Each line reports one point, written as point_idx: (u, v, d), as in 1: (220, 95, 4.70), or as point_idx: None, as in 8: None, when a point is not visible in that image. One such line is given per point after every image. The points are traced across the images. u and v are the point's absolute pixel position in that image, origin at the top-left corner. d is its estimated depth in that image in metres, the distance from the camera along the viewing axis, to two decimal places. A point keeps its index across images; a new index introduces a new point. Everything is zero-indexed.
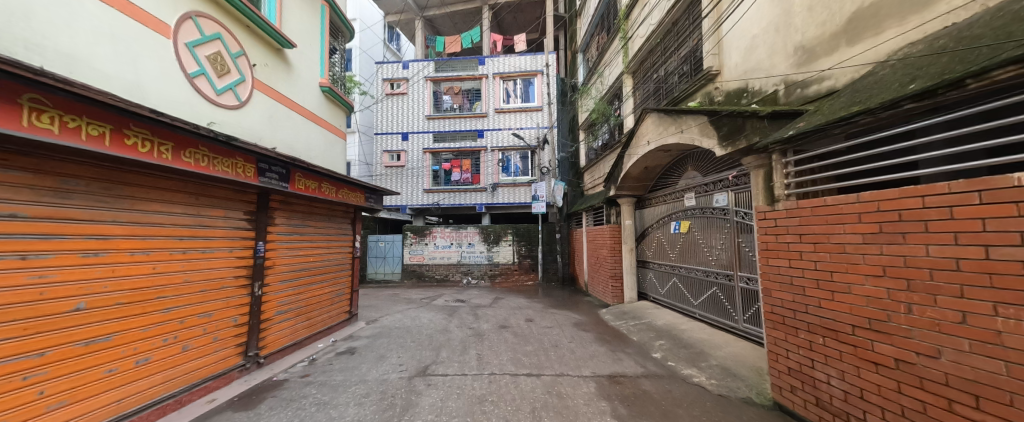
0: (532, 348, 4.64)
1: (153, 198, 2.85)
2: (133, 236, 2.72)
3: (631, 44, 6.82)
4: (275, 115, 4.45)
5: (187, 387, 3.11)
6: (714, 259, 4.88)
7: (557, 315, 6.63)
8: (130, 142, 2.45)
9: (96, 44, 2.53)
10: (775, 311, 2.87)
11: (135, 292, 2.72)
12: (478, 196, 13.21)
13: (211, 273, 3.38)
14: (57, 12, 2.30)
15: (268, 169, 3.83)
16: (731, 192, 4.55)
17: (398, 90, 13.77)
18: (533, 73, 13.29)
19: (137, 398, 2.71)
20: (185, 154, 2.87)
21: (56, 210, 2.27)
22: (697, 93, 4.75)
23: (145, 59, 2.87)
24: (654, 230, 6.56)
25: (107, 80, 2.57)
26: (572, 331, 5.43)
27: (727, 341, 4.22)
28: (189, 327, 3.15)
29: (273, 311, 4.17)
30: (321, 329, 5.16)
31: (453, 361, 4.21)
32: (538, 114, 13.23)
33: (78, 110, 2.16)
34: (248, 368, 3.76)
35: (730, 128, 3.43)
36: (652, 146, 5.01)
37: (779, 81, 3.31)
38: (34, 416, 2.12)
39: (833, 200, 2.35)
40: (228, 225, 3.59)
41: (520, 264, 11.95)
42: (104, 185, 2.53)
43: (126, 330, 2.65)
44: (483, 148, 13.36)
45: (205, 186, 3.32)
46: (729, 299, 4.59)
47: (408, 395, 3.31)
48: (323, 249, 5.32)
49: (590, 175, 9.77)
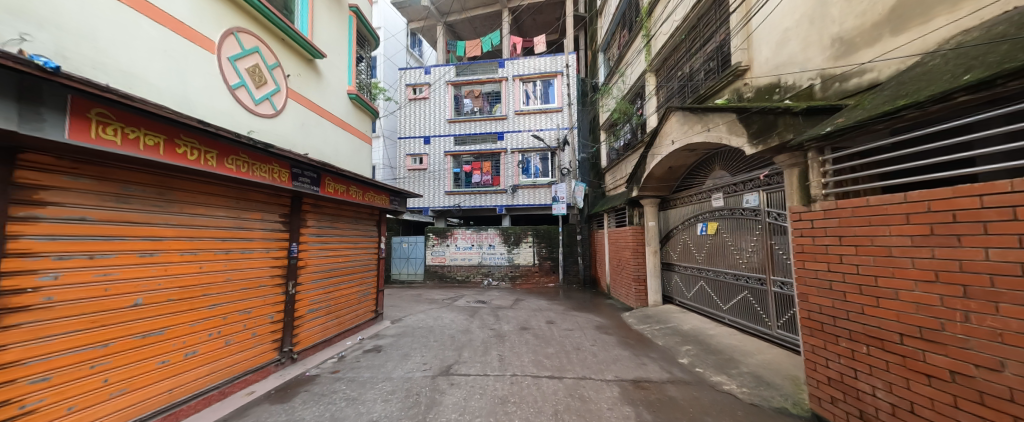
0: (554, 350, 4.62)
1: (199, 202, 3.06)
2: (182, 237, 2.92)
3: (653, 42, 6.69)
4: (307, 122, 4.68)
5: (229, 380, 3.32)
6: (745, 262, 4.68)
7: (578, 318, 6.56)
8: (181, 150, 2.65)
9: (151, 61, 2.76)
10: (812, 317, 2.72)
11: (184, 289, 2.93)
12: (499, 198, 13.31)
13: (249, 272, 3.59)
14: (118, 34, 2.54)
15: (302, 174, 4.03)
16: (762, 192, 4.36)
17: (420, 95, 14.12)
18: (553, 74, 13.26)
19: (186, 388, 2.92)
20: (227, 161, 3.06)
21: (118, 214, 2.49)
22: (724, 90, 4.58)
23: (193, 74, 3.10)
24: (680, 231, 6.38)
25: (160, 94, 2.79)
26: (594, 334, 5.35)
27: (760, 348, 4.03)
28: (231, 323, 3.37)
29: (305, 309, 4.38)
30: (349, 327, 5.36)
31: (475, 361, 4.26)
32: (558, 115, 13.17)
33: (137, 122, 2.36)
34: (282, 362, 3.97)
35: (761, 126, 3.31)
36: (676, 146, 4.89)
37: (814, 75, 3.14)
38: (99, 402, 2.34)
39: (876, 200, 2.21)
40: (265, 227, 3.81)
41: (541, 266, 11.92)
42: (157, 191, 2.74)
43: (176, 325, 2.86)
44: (503, 150, 13.46)
45: (244, 190, 3.54)
46: (761, 304, 4.39)
47: (432, 393, 3.38)
48: (350, 250, 5.53)
49: (612, 175, 9.62)
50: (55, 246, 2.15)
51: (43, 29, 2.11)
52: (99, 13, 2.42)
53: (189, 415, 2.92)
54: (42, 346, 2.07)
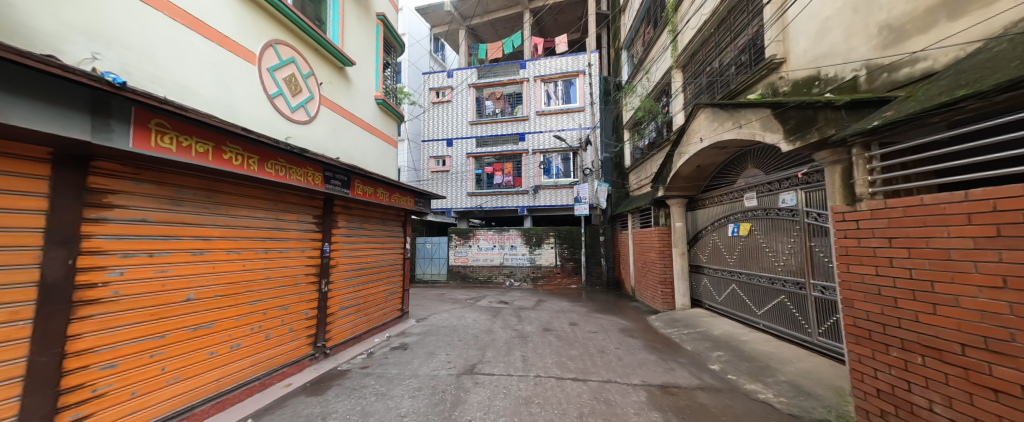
0: (577, 352, 4.57)
1: (241, 204, 3.27)
2: (227, 237, 3.14)
3: (680, 37, 6.49)
4: (338, 127, 4.89)
5: (269, 372, 3.52)
6: (781, 265, 4.45)
7: (602, 320, 6.46)
8: (227, 156, 2.85)
9: (201, 74, 2.98)
10: (858, 324, 2.56)
11: (229, 286, 3.14)
12: (520, 199, 13.32)
13: (286, 270, 3.80)
14: (173, 50, 2.76)
15: (333, 177, 4.22)
16: (800, 191, 4.14)
17: (443, 98, 14.40)
18: (575, 73, 13.14)
19: (231, 378, 3.13)
20: (267, 166, 3.26)
21: (173, 215, 2.71)
22: (758, 85, 4.38)
23: (237, 85, 3.32)
24: (709, 232, 6.15)
25: (209, 104, 3.01)
26: (619, 337, 5.25)
27: (799, 355, 3.82)
28: (271, 318, 3.58)
29: (337, 306, 4.57)
30: (376, 325, 5.54)
31: (499, 361, 4.29)
32: (580, 115, 13.04)
33: (189, 131, 2.56)
34: (316, 357, 4.16)
35: (799, 121, 3.15)
36: (705, 144, 4.73)
37: (859, 66, 2.94)
38: (156, 389, 2.55)
39: (931, 199, 2.04)
40: (301, 228, 4.02)
41: (563, 267, 11.83)
42: (206, 194, 2.95)
43: (222, 319, 3.07)
44: (525, 151, 13.48)
45: (282, 193, 3.75)
46: (800, 309, 4.16)
47: (457, 391, 3.44)
48: (378, 250, 5.72)
49: (636, 175, 9.41)
50: (121, 245, 2.36)
51: (110, 49, 2.33)
52: (157, 31, 2.65)
53: (234, 403, 3.13)
54: (110, 335, 2.28)
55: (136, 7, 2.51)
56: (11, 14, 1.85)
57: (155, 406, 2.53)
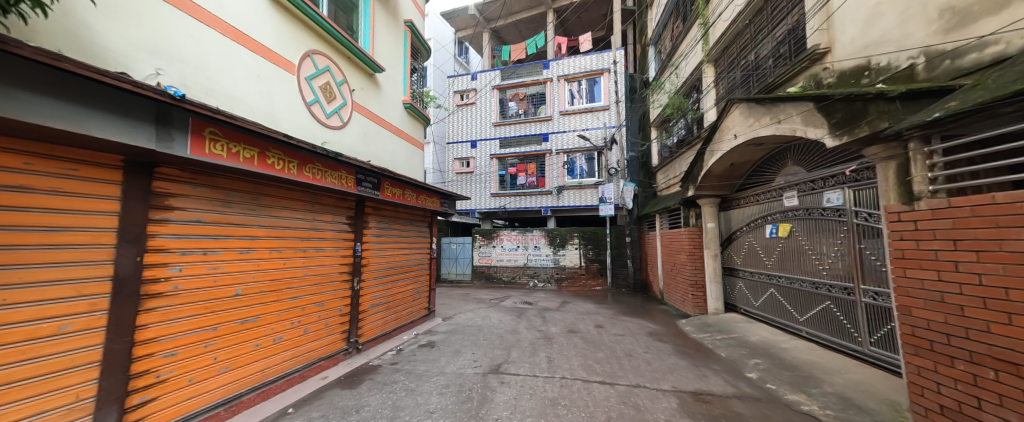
0: (604, 355, 4.49)
1: (283, 206, 3.48)
2: (270, 237, 3.35)
3: (711, 30, 6.23)
4: (369, 132, 5.09)
5: (307, 365, 3.72)
6: (826, 268, 4.17)
7: (629, 323, 6.32)
8: (270, 161, 3.04)
9: (248, 85, 3.21)
10: (918, 334, 2.35)
11: (272, 282, 3.35)
12: (544, 199, 13.27)
13: (322, 268, 3.99)
14: (223, 63, 2.98)
15: (365, 179, 4.39)
16: (847, 189, 3.87)
17: (467, 100, 14.62)
18: (599, 71, 12.94)
19: (274, 369, 3.33)
20: (306, 169, 3.44)
21: (224, 216, 2.92)
22: (798, 77, 4.14)
23: (279, 94, 3.54)
24: (745, 233, 5.86)
25: (255, 113, 3.23)
26: (648, 341, 5.11)
27: (847, 366, 3.56)
28: (309, 314, 3.78)
29: (368, 304, 4.76)
30: (405, 322, 5.70)
31: (524, 362, 4.30)
32: (605, 114, 12.82)
33: (238, 139, 2.76)
34: (350, 352, 4.35)
35: (846, 114, 2.95)
36: (740, 140, 4.53)
37: (917, 53, 2.71)
38: (210, 376, 2.77)
39: (1005, 197, 1.85)
40: (335, 228, 4.21)
41: (588, 269, 11.67)
42: (252, 196, 3.17)
43: (266, 313, 3.28)
44: (548, 151, 13.42)
45: (318, 195, 3.95)
46: (848, 316, 3.87)
47: (484, 390, 3.47)
48: (406, 250, 5.90)
49: (664, 174, 9.12)
50: (179, 243, 2.57)
51: (169, 64, 2.55)
52: (210, 47, 2.87)
53: (277, 393, 3.34)
54: (171, 326, 2.50)
55: (190, 25, 2.74)
56: (86, 36, 2.06)
57: (209, 393, 2.75)
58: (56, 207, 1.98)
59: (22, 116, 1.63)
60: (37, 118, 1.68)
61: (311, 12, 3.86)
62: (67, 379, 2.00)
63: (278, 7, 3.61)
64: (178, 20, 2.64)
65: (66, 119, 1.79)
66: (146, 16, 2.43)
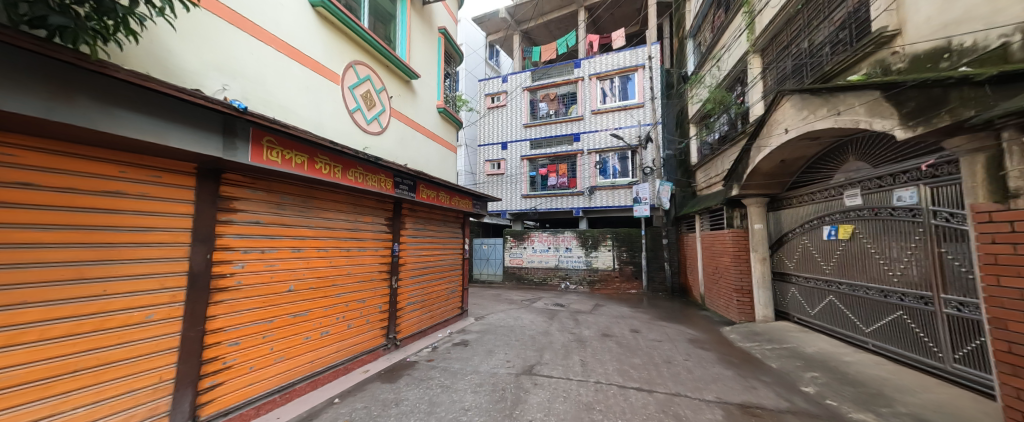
0: (641, 361, 4.33)
1: (330, 208, 3.73)
2: (318, 237, 3.58)
3: (758, 18, 5.84)
4: (406, 137, 5.31)
5: (351, 358, 3.94)
6: (897, 275, 3.75)
7: (667, 329, 6.06)
8: (318, 166, 3.26)
9: (299, 96, 3.46)
10: (1015, 351, 2.05)
11: (319, 279, 3.58)
12: (575, 200, 13.09)
13: (363, 267, 4.21)
14: (277, 77, 3.24)
15: (402, 182, 4.58)
16: (923, 186, 3.45)
17: (498, 103, 14.81)
18: (633, 68, 12.59)
19: (322, 361, 3.57)
20: (349, 173, 3.66)
21: (279, 218, 3.17)
22: (860, 64, 3.76)
23: (324, 103, 3.78)
24: (798, 236, 5.42)
25: (304, 122, 3.48)
26: (688, 348, 4.87)
27: (924, 385, 3.17)
28: (352, 310, 4.00)
29: (405, 302, 4.95)
30: (439, 321, 5.87)
31: (557, 364, 4.26)
32: (639, 111, 12.43)
33: (292, 146, 2.99)
34: (389, 347, 4.55)
35: (923, 103, 2.66)
36: (792, 135, 4.20)
37: (1009, 30, 2.37)
38: (267, 365, 3.01)
39: None
40: (375, 229, 4.43)
41: (622, 271, 11.34)
42: (303, 199, 3.41)
43: (315, 308, 3.51)
44: (580, 152, 13.23)
45: (360, 197, 4.17)
46: (925, 328, 3.45)
47: (517, 391, 3.49)
48: (441, 250, 6.07)
49: (704, 173, 8.67)
50: (242, 242, 2.83)
51: (234, 80, 2.82)
52: (266, 62, 3.13)
53: (325, 383, 3.56)
54: (235, 317, 2.75)
55: (251, 44, 3.01)
56: (166, 57, 2.32)
57: (266, 380, 3.00)
58: (110, 207, 2.10)
59: (116, 129, 1.88)
60: (127, 132, 1.93)
61: (354, 25, 4.09)
62: (152, 362, 2.27)
63: (324, 22, 3.86)
64: (240, 40, 2.91)
65: (149, 132, 2.04)
66: (215, 36, 2.69)
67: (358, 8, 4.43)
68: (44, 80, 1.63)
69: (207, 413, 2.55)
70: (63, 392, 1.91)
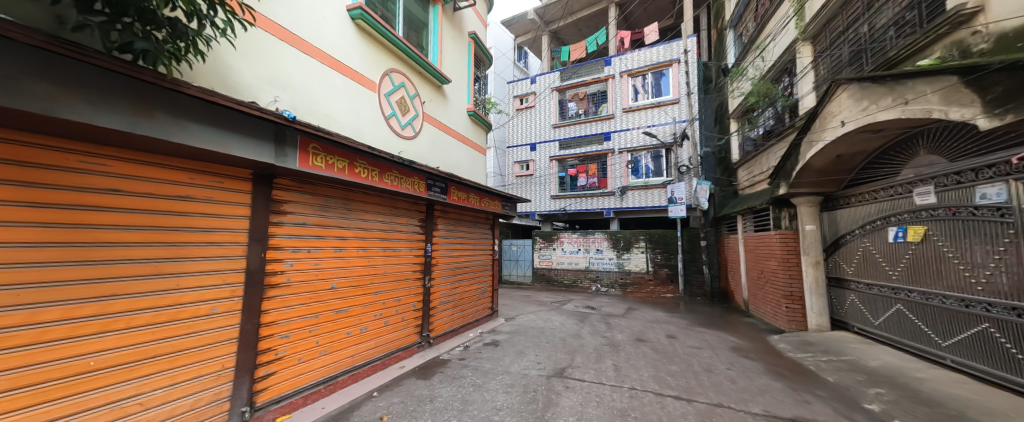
0: (679, 369, 4.14)
1: (368, 210, 3.92)
2: (358, 237, 3.77)
3: (809, 3, 5.42)
4: (437, 141, 5.46)
5: (388, 354, 4.10)
6: (982, 282, 3.32)
7: (707, 336, 5.75)
8: (357, 170, 3.43)
9: (340, 104, 3.66)
10: None
11: (359, 278, 3.77)
12: (606, 201, 12.80)
13: (399, 266, 4.37)
14: (321, 87, 3.45)
15: (434, 184, 4.72)
16: (1014, 182, 3.03)
17: (527, 104, 14.84)
18: (667, 63, 12.16)
19: (362, 355, 3.75)
20: (385, 177, 3.82)
21: (323, 219, 3.37)
22: (932, 47, 3.38)
23: (363, 111, 3.98)
24: (858, 238, 4.93)
25: (345, 129, 3.68)
26: (730, 356, 4.59)
27: (1018, 409, 2.78)
28: (389, 307, 4.17)
29: (438, 301, 5.09)
30: (470, 321, 5.98)
31: (589, 368, 4.18)
32: (673, 108, 11.96)
33: (334, 152, 3.18)
34: (422, 345, 4.70)
35: (1013, 86, 2.43)
36: (849, 127, 3.84)
37: None
38: (313, 357, 3.21)
39: None
40: (409, 230, 4.58)
41: (656, 274, 10.94)
42: (344, 202, 3.61)
43: (355, 305, 3.70)
44: (610, 151, 12.92)
45: (395, 200, 4.34)
46: (1017, 344, 3.03)
47: (548, 393, 3.46)
48: (471, 251, 6.17)
49: (747, 171, 8.16)
50: (292, 242, 3.03)
51: (284, 92, 3.04)
52: (312, 74, 3.36)
53: (364, 377, 3.74)
54: (286, 312, 2.96)
55: (299, 58, 3.23)
56: (226, 73, 2.55)
57: (313, 371, 3.20)
58: (182, 210, 2.34)
59: (187, 140, 2.10)
60: (195, 143, 2.14)
61: (390, 35, 4.27)
62: (217, 350, 2.50)
63: (363, 34, 4.07)
64: (289, 54, 3.13)
65: (214, 142, 2.26)
66: (268, 53, 2.92)
67: (393, 19, 4.63)
68: (131, 98, 1.86)
69: (262, 400, 2.77)
70: (143, 375, 2.15)
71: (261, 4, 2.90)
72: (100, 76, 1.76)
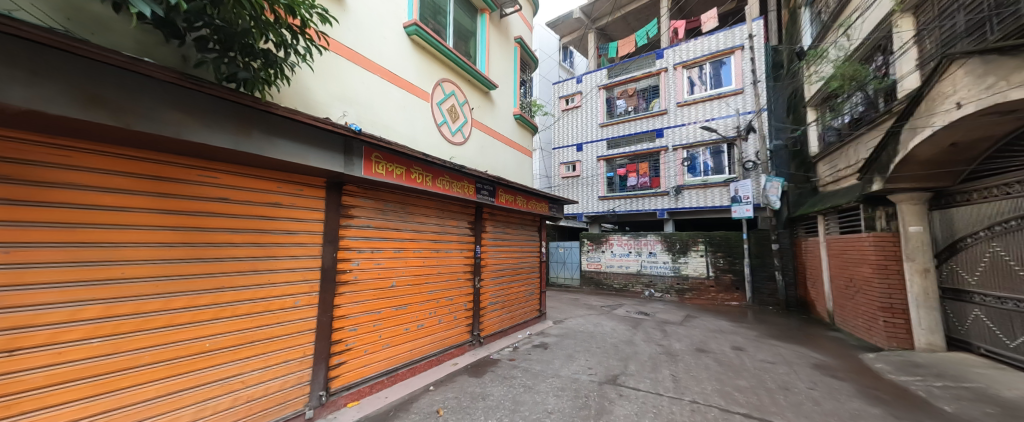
0: (748, 384, 3.77)
1: (422, 213, 4.15)
2: (414, 239, 4.01)
3: None
4: (485, 145, 5.62)
5: (443, 351, 4.30)
6: None
7: (781, 350, 5.16)
8: (413, 176, 3.65)
9: (398, 115, 3.94)
10: None
11: (415, 277, 4.00)
12: (659, 201, 12.12)
13: (451, 267, 4.56)
14: (382, 100, 3.75)
15: (483, 187, 4.86)
16: None
17: (573, 104, 14.64)
18: (729, 51, 11.28)
19: (419, 350, 3.97)
20: (438, 181, 4.02)
21: (384, 222, 3.64)
22: None
23: (418, 120, 4.24)
24: (985, 242, 4.10)
25: (403, 138, 3.96)
26: (812, 374, 4.07)
27: None
28: (442, 305, 4.37)
29: (487, 302, 5.22)
30: (519, 322, 6.04)
31: (644, 377, 3.99)
32: (737, 99, 11.03)
33: (393, 159, 3.41)
34: (473, 343, 4.85)
35: None
36: (968, 110, 3.22)
37: None
38: (377, 350, 3.47)
39: None
40: (460, 232, 4.76)
41: (718, 280, 10.11)
42: (402, 206, 3.87)
43: (412, 302, 3.93)
44: (663, 148, 12.21)
45: (447, 203, 4.54)
46: None
47: (601, 400, 3.37)
48: (519, 253, 6.24)
49: (830, 165, 7.21)
50: (358, 244, 3.32)
51: (351, 107, 3.35)
52: (374, 89, 3.65)
53: (421, 371, 3.96)
54: (354, 307, 3.25)
55: (363, 75, 3.54)
56: (306, 94, 2.88)
57: (377, 363, 3.47)
58: (273, 215, 2.69)
59: (276, 155, 2.42)
60: (282, 157, 2.46)
61: (441, 46, 4.50)
62: (300, 339, 2.82)
63: (418, 48, 4.33)
64: (356, 73, 3.45)
65: (296, 155, 2.56)
66: (338, 73, 3.24)
67: (443, 31, 4.86)
68: (236, 120, 2.20)
69: (336, 386, 3.07)
70: (246, 357, 2.50)
71: (334, 30, 3.23)
72: (214, 103, 2.10)
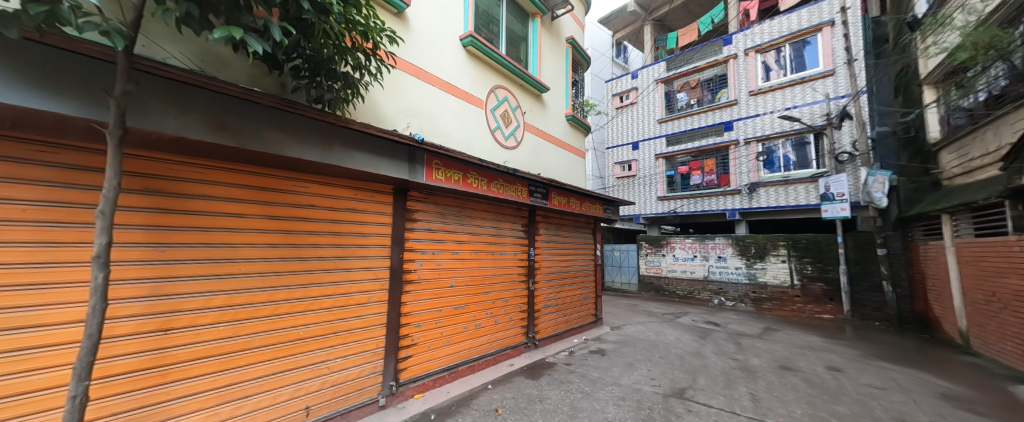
0: (849, 411, 3.25)
1: (478, 216, 4.29)
2: (471, 241, 4.17)
3: None
4: (538, 148, 5.65)
5: (499, 350, 4.41)
6: None
7: (893, 374, 4.35)
8: (470, 181, 3.80)
9: (456, 123, 4.15)
10: None
11: (473, 278, 4.15)
12: (729, 200, 11.04)
13: (506, 268, 4.65)
14: (442, 110, 3.98)
15: (536, 190, 4.88)
16: None
17: (628, 101, 14.00)
18: (815, 28, 9.95)
19: (477, 349, 4.11)
20: (493, 185, 4.13)
21: (444, 226, 3.84)
22: None
23: (474, 127, 4.42)
24: None
25: (460, 145, 4.16)
26: (937, 406, 3.37)
27: None
28: (498, 306, 4.47)
29: (542, 304, 5.22)
30: (574, 326, 5.94)
31: (716, 393, 3.65)
32: (826, 82, 9.66)
33: (451, 165, 3.58)
34: (529, 345, 4.88)
35: None
36: None
37: None
38: (439, 346, 3.67)
39: None
40: (514, 234, 4.83)
41: (805, 290, 8.89)
42: (460, 209, 4.05)
43: (470, 302, 4.08)
44: (733, 143, 11.10)
45: (501, 206, 4.64)
46: None
47: (666, 413, 3.17)
48: (573, 256, 6.14)
49: (959, 153, 5.94)
50: (421, 246, 3.54)
51: (415, 119, 3.61)
52: (434, 100, 3.89)
53: (478, 369, 4.10)
54: (418, 305, 3.47)
55: (425, 88, 3.79)
56: (377, 109, 3.17)
57: (440, 358, 3.67)
58: (351, 219, 3.00)
59: (353, 165, 2.70)
60: (357, 167, 2.73)
61: (495, 54, 4.65)
62: (373, 332, 3.10)
63: (473, 58, 4.52)
64: (418, 86, 3.71)
65: (369, 165, 2.83)
66: (403, 88, 3.52)
67: (496, 39, 5.01)
68: (321, 136, 2.49)
69: (404, 377, 3.31)
70: (331, 346, 2.81)
71: (399, 49, 3.53)
72: (305, 122, 2.41)
